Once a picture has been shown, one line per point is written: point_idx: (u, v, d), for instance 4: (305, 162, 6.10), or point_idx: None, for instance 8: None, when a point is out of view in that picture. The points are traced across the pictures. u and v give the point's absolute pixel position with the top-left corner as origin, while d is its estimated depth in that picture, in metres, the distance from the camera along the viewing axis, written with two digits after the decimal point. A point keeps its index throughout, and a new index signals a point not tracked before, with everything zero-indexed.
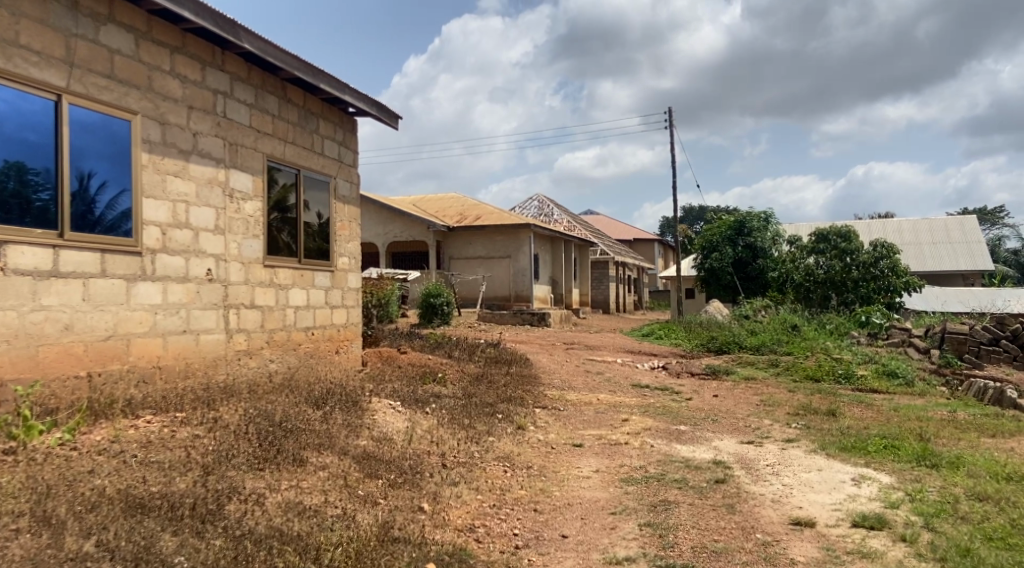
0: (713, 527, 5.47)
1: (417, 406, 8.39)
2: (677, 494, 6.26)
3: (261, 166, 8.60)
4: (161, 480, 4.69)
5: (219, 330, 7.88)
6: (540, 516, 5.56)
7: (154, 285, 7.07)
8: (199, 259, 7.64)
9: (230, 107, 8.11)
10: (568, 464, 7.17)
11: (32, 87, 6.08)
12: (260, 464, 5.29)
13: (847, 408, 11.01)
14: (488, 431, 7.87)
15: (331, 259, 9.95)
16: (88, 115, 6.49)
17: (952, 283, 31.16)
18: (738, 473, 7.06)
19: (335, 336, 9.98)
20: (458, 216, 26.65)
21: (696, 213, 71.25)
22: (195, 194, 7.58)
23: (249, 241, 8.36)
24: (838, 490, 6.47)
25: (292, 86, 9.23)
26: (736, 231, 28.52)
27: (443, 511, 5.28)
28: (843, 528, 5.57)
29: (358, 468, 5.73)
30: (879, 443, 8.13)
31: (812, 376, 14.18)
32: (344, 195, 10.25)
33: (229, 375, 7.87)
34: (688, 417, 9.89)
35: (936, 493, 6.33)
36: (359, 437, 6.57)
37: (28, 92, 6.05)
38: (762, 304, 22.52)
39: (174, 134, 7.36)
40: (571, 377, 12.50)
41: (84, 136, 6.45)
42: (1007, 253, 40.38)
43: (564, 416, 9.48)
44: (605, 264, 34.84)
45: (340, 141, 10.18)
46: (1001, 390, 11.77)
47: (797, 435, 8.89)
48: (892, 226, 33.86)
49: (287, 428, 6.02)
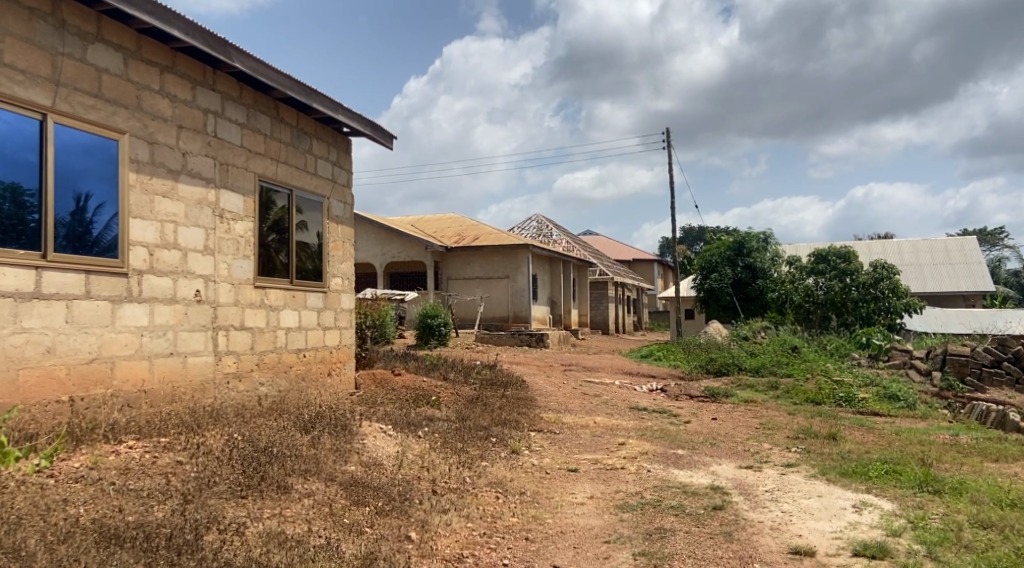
0: (710, 556, 5.31)
1: (409, 429, 8.24)
2: (673, 521, 6.10)
3: (253, 186, 8.50)
4: (139, 509, 4.55)
5: (208, 353, 7.74)
6: (531, 545, 5.40)
7: (140, 307, 6.95)
8: (188, 280, 7.53)
9: (221, 126, 8.03)
10: (562, 490, 7.01)
11: (33, 110, 6.12)
12: (243, 492, 5.15)
13: (848, 432, 10.85)
14: (482, 456, 7.72)
15: (324, 280, 9.84)
16: (88, 138, 6.53)
17: (953, 304, 31.03)
18: (736, 499, 6.90)
19: (327, 358, 9.85)
20: (456, 236, 26.60)
21: (696, 233, 71.42)
22: (184, 214, 7.48)
23: (240, 261, 8.25)
24: (839, 518, 6.32)
25: (284, 105, 9.15)
26: (735, 251, 28.44)
27: (431, 540, 5.12)
28: (844, 557, 5.41)
29: (344, 495, 5.57)
30: (881, 468, 7.97)
31: (813, 399, 14.02)
32: (338, 215, 10.15)
33: (216, 398, 7.73)
34: (686, 441, 9.73)
35: (939, 520, 6.17)
36: (348, 463, 6.41)
37: (29, 116, 6.10)
38: (761, 325, 22.39)
39: (163, 154, 7.27)
40: (568, 400, 12.34)
41: (84, 158, 6.49)
42: (1008, 275, 40.29)
43: (559, 440, 9.31)
44: (604, 284, 34.72)
45: (333, 161, 10.10)
46: (1003, 413, 11.61)
47: (797, 459, 8.72)
48: (892, 247, 33.80)
49: (273, 453, 5.88)
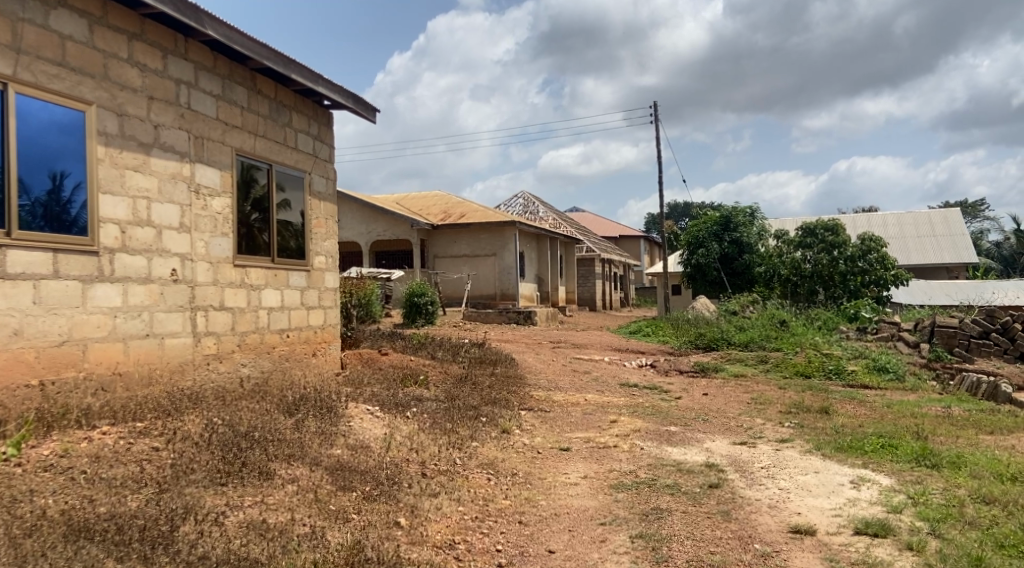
0: (708, 537, 5.17)
1: (397, 410, 8.03)
2: (669, 501, 5.94)
3: (230, 160, 8.22)
4: (110, 498, 4.33)
5: (186, 334, 7.50)
6: (525, 528, 5.22)
7: (113, 287, 6.70)
8: (163, 259, 7.27)
9: (195, 98, 7.73)
10: (555, 470, 6.84)
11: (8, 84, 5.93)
12: (222, 479, 4.92)
13: (841, 405, 10.75)
14: (472, 436, 7.53)
15: (308, 258, 9.58)
16: (65, 115, 6.36)
17: (938, 276, 31.12)
18: (732, 477, 6.76)
19: (312, 338, 9.61)
20: (442, 214, 26.30)
21: (681, 209, 71.60)
22: (157, 189, 7.21)
23: (218, 239, 7.98)
24: (837, 494, 6.19)
25: (261, 77, 8.85)
26: (722, 226, 28.33)
27: (421, 526, 4.94)
28: (846, 536, 5.28)
29: (330, 480, 5.37)
30: (876, 442, 7.85)
31: (803, 372, 13.94)
32: (320, 191, 9.86)
33: (196, 380, 7.50)
34: (678, 417, 9.60)
35: (940, 496, 6.05)
36: (334, 447, 6.20)
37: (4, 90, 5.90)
38: (749, 300, 22.27)
39: (133, 126, 6.98)
40: (557, 377, 12.18)
41: (60, 136, 6.31)
42: (990, 245, 40.47)
43: (550, 418, 9.14)
44: (590, 261, 34.55)
45: (314, 135, 9.81)
46: (995, 384, 11.54)
47: (791, 434, 8.59)
48: (877, 220, 33.76)
49: (255, 437, 5.67)
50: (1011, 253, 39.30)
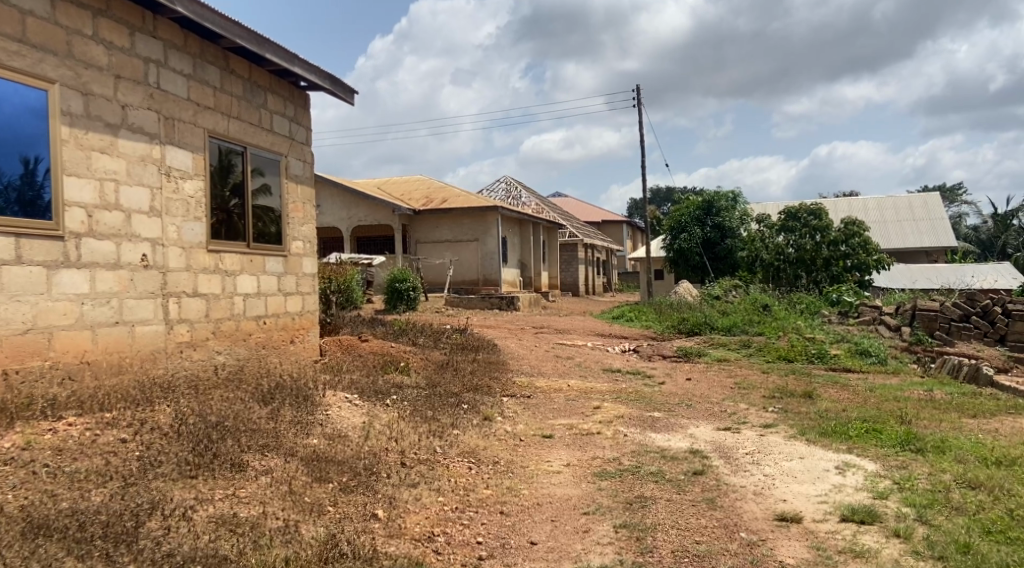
0: (693, 526, 5.07)
1: (377, 398, 7.88)
2: (653, 489, 5.84)
3: (203, 142, 7.98)
4: (73, 493, 4.15)
5: (158, 321, 7.30)
6: (506, 519, 5.09)
7: (79, 273, 6.50)
8: (133, 244, 7.06)
9: (164, 78, 7.50)
10: (537, 458, 6.72)
11: None
12: (192, 472, 4.75)
13: (824, 389, 10.72)
14: (453, 424, 7.40)
15: (285, 244, 9.36)
16: (25, 94, 6.14)
17: (917, 259, 31.28)
18: (716, 463, 6.67)
19: (289, 325, 9.42)
20: (424, 199, 26.05)
21: (663, 194, 71.65)
22: (126, 172, 6.99)
23: (190, 224, 7.76)
24: (823, 480, 6.11)
25: (235, 56, 8.60)
26: (705, 211, 28.30)
27: (399, 518, 4.80)
28: (832, 523, 5.20)
29: (305, 471, 5.21)
30: (860, 427, 7.79)
31: (785, 356, 13.92)
32: (296, 175, 9.64)
33: (169, 369, 7.32)
34: (661, 403, 9.51)
35: (926, 481, 6.00)
36: (310, 437, 6.04)
37: None
38: (731, 284, 22.25)
39: (99, 107, 6.76)
40: (540, 363, 12.06)
41: (21, 117, 6.09)
42: (968, 230, 40.77)
43: (532, 405, 9.02)
44: (573, 246, 34.42)
45: (291, 118, 9.58)
46: (976, 366, 11.54)
47: (775, 420, 8.52)
48: (858, 204, 33.85)
49: (228, 428, 5.49)
50: (988, 236, 39.59)
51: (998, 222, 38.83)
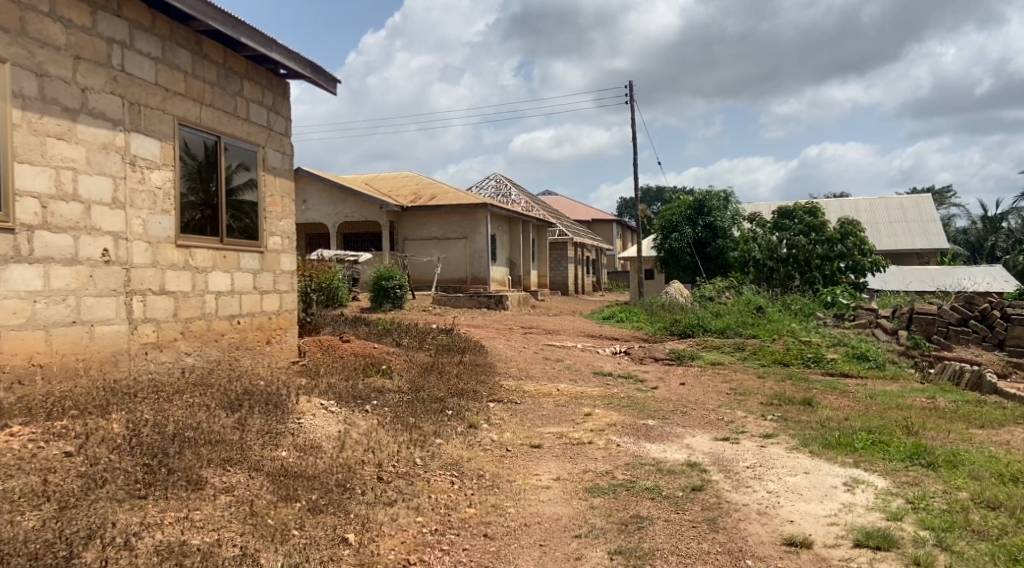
0: (695, 552, 4.66)
1: (356, 404, 7.42)
2: (650, 508, 5.40)
3: (172, 130, 7.49)
4: (1, 518, 3.70)
5: (120, 321, 6.82)
6: (491, 544, 4.64)
7: (32, 269, 6.04)
8: (92, 237, 6.57)
9: (130, 60, 7.00)
10: (525, 471, 6.27)
11: None
12: (141, 491, 4.29)
13: (823, 396, 10.33)
14: (436, 432, 6.94)
15: (261, 239, 8.87)
16: None
17: (908, 261, 31.06)
18: (716, 478, 6.23)
19: (266, 325, 8.96)
20: (413, 196, 25.55)
21: (654, 194, 71.61)
22: (86, 160, 6.52)
23: (157, 217, 7.27)
24: (830, 499, 5.69)
25: (208, 40, 8.10)
26: (696, 210, 27.94)
27: (372, 543, 4.36)
28: (846, 549, 4.79)
29: (271, 489, 4.76)
30: (866, 438, 7.36)
31: (781, 360, 13.53)
32: (274, 167, 9.15)
33: (131, 372, 6.83)
34: (655, 409, 9.09)
35: (941, 500, 5.59)
36: (279, 449, 5.58)
37: None
38: (723, 285, 21.87)
39: (56, 89, 6.29)
40: (528, 365, 11.60)
41: None
42: (956, 232, 40.64)
43: (520, 411, 8.58)
44: (563, 244, 33.98)
45: (269, 107, 9.10)
46: (979, 372, 11.14)
47: (775, 429, 8.11)
48: (849, 205, 33.58)
49: (188, 440, 5.03)
50: (977, 239, 39.49)
51: (987, 225, 38.81)
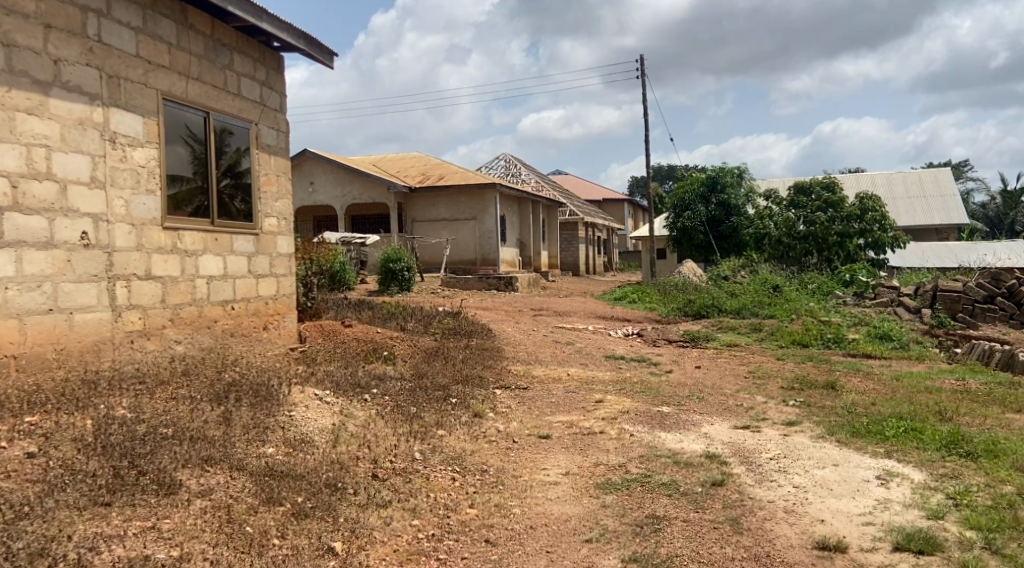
0: (717, 558, 4.24)
1: (354, 393, 7.03)
2: (668, 506, 4.97)
3: (156, 105, 7.05)
4: None
5: (102, 308, 6.43)
6: (493, 552, 4.21)
7: (2, 254, 5.67)
8: (70, 220, 6.17)
9: (107, 30, 6.55)
10: (532, 465, 5.84)
11: None
12: (104, 498, 3.92)
13: (846, 378, 9.86)
14: (438, 422, 6.53)
15: (255, 221, 8.44)
16: None
17: (927, 237, 30.39)
18: (738, 471, 5.78)
19: (263, 311, 8.56)
20: (420, 176, 25.10)
21: (666, 172, 70.91)
22: (60, 137, 6.12)
23: (141, 198, 6.84)
24: (863, 494, 5.23)
25: (194, 9, 7.63)
26: (709, 188, 27.28)
27: (361, 552, 3.97)
28: (884, 554, 4.34)
29: (253, 491, 4.36)
30: (897, 426, 6.87)
31: (800, 341, 13.03)
32: (268, 144, 8.71)
33: (115, 361, 6.47)
34: (670, 395, 8.65)
35: (985, 495, 5.13)
36: (266, 445, 5.19)
37: None
38: (738, 264, 21.39)
39: (25, 60, 5.87)
40: (538, 349, 11.16)
41: None
42: (975, 207, 39.80)
43: (528, 398, 8.16)
44: (574, 224, 33.42)
45: (261, 82, 8.63)
46: (1011, 353, 10.62)
47: (798, 416, 7.65)
48: (866, 180, 32.86)
49: (164, 438, 4.65)
50: (996, 213, 38.64)
51: (1006, 200, 37.41)
